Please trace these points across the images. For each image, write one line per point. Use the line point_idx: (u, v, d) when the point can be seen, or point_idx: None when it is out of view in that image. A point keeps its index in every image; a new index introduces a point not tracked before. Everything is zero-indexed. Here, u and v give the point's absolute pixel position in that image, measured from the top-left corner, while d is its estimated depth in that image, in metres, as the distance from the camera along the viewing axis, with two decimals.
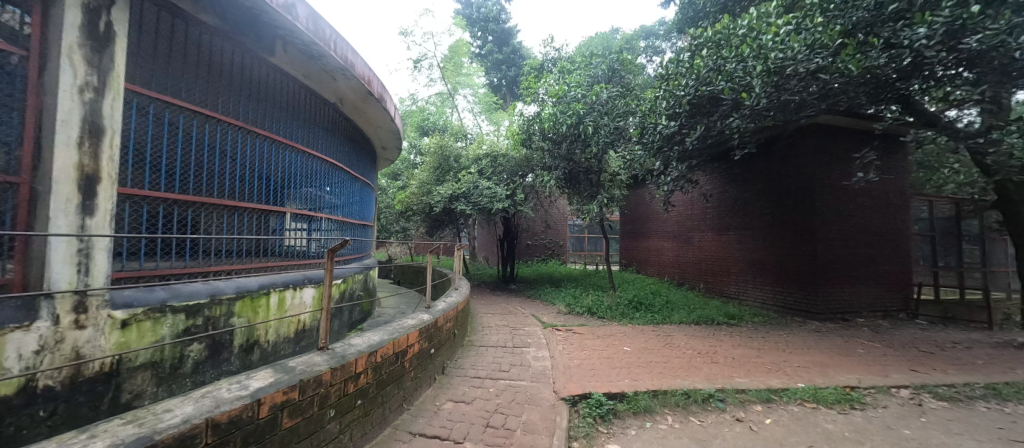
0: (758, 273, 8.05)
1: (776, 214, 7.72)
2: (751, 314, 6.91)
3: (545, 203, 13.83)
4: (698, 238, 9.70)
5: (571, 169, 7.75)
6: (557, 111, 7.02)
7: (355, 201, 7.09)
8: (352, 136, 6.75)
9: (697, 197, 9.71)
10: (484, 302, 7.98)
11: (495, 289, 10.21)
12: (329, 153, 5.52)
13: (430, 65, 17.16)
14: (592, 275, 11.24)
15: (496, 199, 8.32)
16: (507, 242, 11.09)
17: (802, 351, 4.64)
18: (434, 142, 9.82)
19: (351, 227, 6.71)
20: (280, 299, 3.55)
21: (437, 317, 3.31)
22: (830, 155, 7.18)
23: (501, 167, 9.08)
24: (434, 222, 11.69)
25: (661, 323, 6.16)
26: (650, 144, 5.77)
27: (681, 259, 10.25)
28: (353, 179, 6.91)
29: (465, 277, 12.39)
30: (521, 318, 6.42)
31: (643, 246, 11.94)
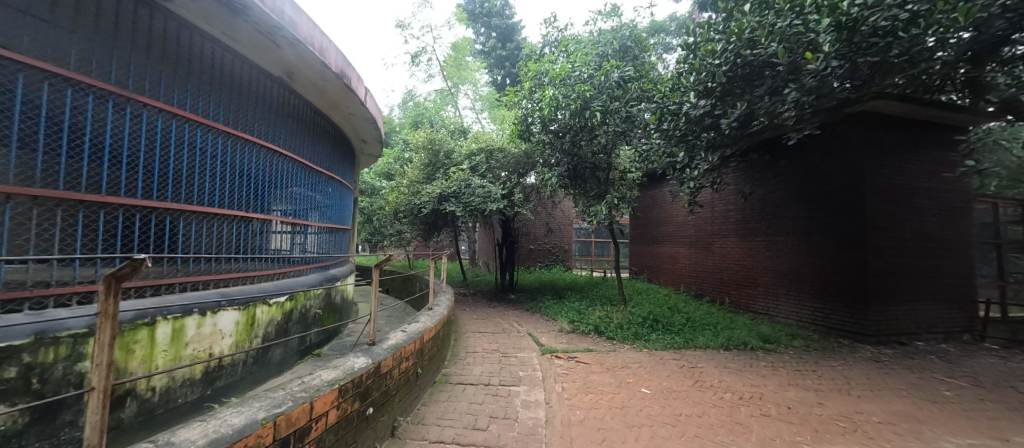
0: (793, 285, 6.97)
1: (815, 217, 6.65)
2: (788, 337, 5.84)
3: (549, 204, 12.83)
4: (719, 244, 8.65)
5: (575, 165, 6.78)
6: (558, 95, 6.04)
7: (330, 203, 6.21)
8: (324, 127, 5.82)
9: (719, 199, 8.69)
10: (475, 317, 7.00)
11: (491, 300, 9.24)
12: (290, 143, 4.64)
13: (429, 60, 16.32)
14: (599, 284, 10.19)
15: (490, 199, 7.38)
16: (506, 247, 10.11)
17: (873, 395, 3.59)
18: (426, 137, 8.94)
19: (324, 233, 5.83)
20: (174, 330, 2.63)
21: (381, 360, 2.33)
22: (882, 148, 6.08)
23: (497, 164, 8.12)
24: (427, 225, 10.79)
25: (682, 347, 5.13)
26: (672, 131, 4.79)
27: (699, 268, 9.21)
28: (328, 178, 6.04)
29: (463, 286, 11.49)
30: (515, 339, 5.44)
31: (655, 252, 10.92)
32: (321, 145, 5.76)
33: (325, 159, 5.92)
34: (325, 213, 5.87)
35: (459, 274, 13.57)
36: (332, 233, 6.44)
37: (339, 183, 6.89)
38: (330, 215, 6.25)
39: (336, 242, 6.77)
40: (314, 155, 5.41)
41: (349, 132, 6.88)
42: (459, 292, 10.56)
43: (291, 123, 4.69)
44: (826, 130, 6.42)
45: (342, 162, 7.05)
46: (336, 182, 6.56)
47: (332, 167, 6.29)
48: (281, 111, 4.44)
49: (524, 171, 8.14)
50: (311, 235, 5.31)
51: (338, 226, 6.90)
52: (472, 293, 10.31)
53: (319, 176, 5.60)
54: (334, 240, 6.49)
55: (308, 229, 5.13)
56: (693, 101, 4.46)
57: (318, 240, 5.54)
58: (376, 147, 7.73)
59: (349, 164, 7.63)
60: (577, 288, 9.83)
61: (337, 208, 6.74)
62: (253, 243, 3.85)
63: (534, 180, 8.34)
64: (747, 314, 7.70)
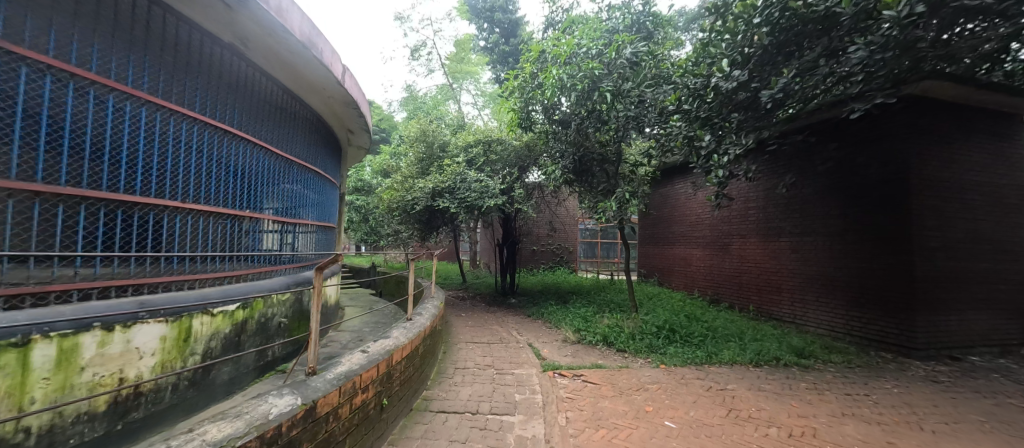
0: (825, 291, 6.27)
1: (850, 215, 5.94)
2: (823, 350, 5.15)
3: (553, 202, 12.18)
4: (739, 245, 7.97)
5: (581, 156, 6.14)
6: (563, 76, 5.40)
7: (311, 199, 5.64)
8: (300, 115, 5.23)
9: (738, 196, 8.01)
10: (471, 324, 6.35)
11: (490, 304, 8.59)
12: (259, 127, 4.07)
13: (429, 54, 15.75)
14: (607, 288, 9.50)
15: (487, 194, 6.75)
16: (507, 247, 9.48)
17: (951, 431, 2.90)
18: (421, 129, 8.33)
19: (303, 230, 5.26)
20: (59, 353, 2.00)
21: (317, 399, 1.69)
22: (930, 136, 5.37)
23: (497, 156, 7.48)
24: (424, 224, 10.20)
25: (705, 362, 4.46)
26: (698, 111, 4.16)
27: (716, 271, 8.54)
28: (308, 171, 5.47)
29: (461, 288, 10.87)
30: (513, 351, 4.79)
31: (666, 253, 10.25)
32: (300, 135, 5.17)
33: (305, 149, 5.34)
34: (303, 208, 5.29)
35: (458, 275, 12.94)
36: (313, 231, 5.87)
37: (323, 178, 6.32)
38: (311, 212, 5.69)
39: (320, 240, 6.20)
40: (290, 144, 4.84)
41: (333, 122, 6.30)
42: (457, 296, 9.93)
43: (258, 105, 4.12)
44: (864, 116, 5.72)
45: (326, 155, 6.48)
46: (318, 175, 5.97)
47: (315, 161, 5.72)
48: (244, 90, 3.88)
49: (526, 165, 7.51)
50: (286, 233, 4.75)
51: (322, 224, 6.32)
52: (471, 297, 9.68)
53: (297, 167, 5.02)
54: (316, 239, 5.93)
55: (282, 226, 4.56)
56: (722, 72, 3.84)
57: (295, 239, 4.97)
58: (365, 139, 7.15)
59: (335, 158, 7.06)
60: (583, 291, 9.16)
61: (320, 204, 6.16)
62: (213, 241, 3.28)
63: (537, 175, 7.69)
64: (771, 322, 6.99)
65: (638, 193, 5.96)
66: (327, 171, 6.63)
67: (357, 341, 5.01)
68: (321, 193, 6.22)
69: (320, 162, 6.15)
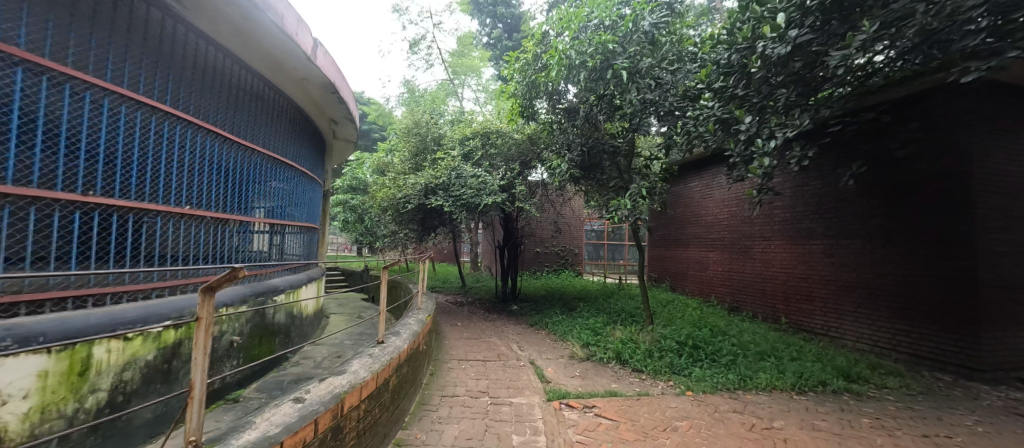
0: (865, 300, 5.56)
1: (895, 216, 5.23)
2: (873, 372, 4.43)
3: (558, 201, 11.50)
4: (761, 249, 7.27)
5: (590, 149, 5.49)
6: (570, 53, 4.70)
7: (277, 195, 5.02)
8: (265, 100, 4.68)
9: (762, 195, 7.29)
10: (466, 336, 5.69)
11: (489, 311, 7.93)
12: (194, 104, 3.48)
13: (429, 48, 15.12)
14: (616, 294, 8.80)
15: (486, 192, 6.11)
16: (508, 249, 8.83)
17: None
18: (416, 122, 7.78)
19: (264, 230, 4.64)
20: None
21: None
22: (996, 123, 4.63)
23: (497, 151, 6.83)
24: (420, 224, 9.56)
25: (738, 387, 3.79)
26: (740, 91, 3.55)
27: (735, 276, 7.84)
28: (274, 163, 4.85)
29: (460, 293, 10.26)
30: (512, 372, 4.13)
31: (679, 256, 9.56)
32: (264, 122, 4.62)
33: (268, 137, 4.74)
34: (265, 205, 4.68)
35: (458, 279, 12.29)
36: (283, 231, 5.24)
37: (299, 172, 5.70)
38: (278, 210, 5.06)
39: (292, 240, 5.57)
40: (245, 129, 4.24)
41: (311, 110, 5.72)
42: (455, 301, 9.28)
43: (196, 78, 3.54)
44: (915, 102, 5.01)
45: (303, 146, 5.87)
46: (290, 169, 5.36)
47: (283, 153, 5.11)
48: (177, 58, 3.31)
49: (528, 159, 6.86)
50: (240, 233, 4.12)
51: (296, 224, 5.69)
52: (470, 303, 9.02)
53: (257, 157, 4.42)
54: (287, 240, 5.30)
55: (231, 224, 3.96)
56: (769, 35, 3.22)
57: (254, 240, 4.36)
58: (351, 131, 6.55)
59: (316, 151, 6.45)
60: (591, 298, 8.45)
61: (293, 201, 5.53)
62: (117, 244, 2.77)
63: (541, 171, 7.04)
64: (801, 334, 6.27)
65: (655, 190, 5.29)
66: (305, 165, 6.01)
67: (334, 358, 4.37)
68: (294, 188, 5.60)
69: (294, 155, 5.54)
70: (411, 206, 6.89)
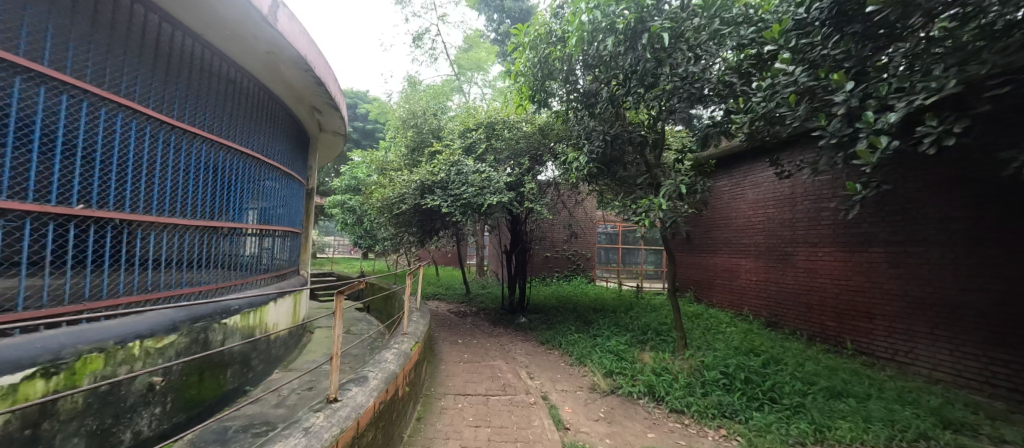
0: (946, 321, 4.60)
1: (988, 220, 4.27)
2: (975, 415, 3.50)
3: (570, 203, 10.66)
4: (807, 257, 6.36)
5: (613, 140, 4.69)
6: (590, 19, 3.92)
7: (252, 197, 4.32)
8: (235, 87, 3.99)
9: (808, 195, 6.37)
10: (466, 359, 4.88)
11: (495, 324, 7.13)
12: (134, 86, 2.84)
13: (433, 41, 14.39)
14: (636, 306, 7.91)
15: (491, 190, 5.32)
16: (516, 254, 8.02)
17: None
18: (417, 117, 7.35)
19: (233, 237, 3.96)
20: None
21: None
22: None
23: (505, 144, 6.03)
24: (420, 227, 8.80)
25: (814, 441, 2.91)
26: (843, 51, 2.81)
27: (774, 287, 6.92)
28: (247, 160, 4.14)
29: (465, 302, 9.50)
30: (520, 413, 3.31)
31: (705, 264, 8.66)
32: (233, 113, 3.93)
33: (238, 130, 4.03)
34: (236, 208, 3.98)
35: (462, 285, 11.50)
36: (258, 238, 4.51)
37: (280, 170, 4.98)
38: (253, 214, 4.35)
39: (272, 248, 4.85)
40: (207, 121, 3.55)
41: (289, 99, 4.96)
42: (457, 312, 8.47)
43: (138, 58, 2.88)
44: None
45: (284, 142, 5.15)
46: (268, 167, 4.64)
47: (257, 149, 4.41)
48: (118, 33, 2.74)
49: (540, 154, 6.06)
50: (197, 241, 3.43)
51: (278, 229, 4.97)
52: (473, 314, 8.20)
53: (224, 151, 3.74)
54: (264, 247, 4.57)
55: (189, 232, 3.31)
56: None
57: (216, 248, 3.64)
58: (341, 125, 5.80)
59: (299, 147, 5.71)
60: (609, 310, 7.57)
61: (272, 203, 4.81)
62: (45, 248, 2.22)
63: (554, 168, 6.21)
64: (860, 358, 5.33)
65: (691, 189, 4.47)
66: (287, 163, 5.28)
67: (304, 392, 3.58)
68: (275, 189, 4.88)
69: (273, 151, 4.82)
70: (407, 207, 6.12)
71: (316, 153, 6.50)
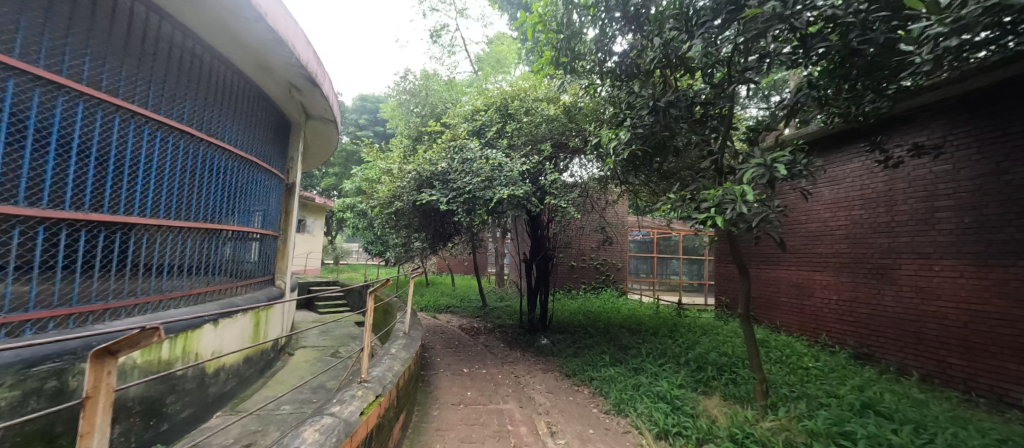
0: None
1: None
2: None
3: (601, 206, 9.46)
4: (911, 273, 4.92)
5: (665, 110, 3.58)
6: None
7: (204, 188, 3.41)
8: (185, 56, 3.19)
9: (913, 192, 4.95)
10: (467, 398, 3.77)
11: (512, 347, 6.00)
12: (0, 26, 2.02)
13: (454, 38, 13.57)
14: (681, 328, 6.57)
15: (505, 182, 4.27)
16: (537, 263, 6.90)
17: None
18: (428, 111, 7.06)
19: (172, 237, 3.05)
20: None
21: None
22: None
23: (523, 129, 4.99)
24: (429, 232, 7.84)
25: None
26: None
27: (865, 311, 5.44)
28: (194, 143, 3.23)
29: (481, 316, 8.44)
30: None
31: (765, 278, 7.23)
32: (181, 89, 3.14)
33: (182, 106, 3.13)
34: (174, 201, 3.07)
35: (478, 297, 10.46)
36: (217, 241, 3.61)
37: (249, 162, 4.08)
38: (206, 210, 3.44)
39: (238, 253, 3.95)
40: (120, 84, 2.63)
41: (258, 77, 4.06)
42: (470, 329, 7.41)
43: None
44: None
45: (254, 128, 4.23)
46: (230, 156, 3.74)
47: (214, 134, 3.50)
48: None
49: (567, 142, 4.96)
50: (102, 243, 2.51)
51: (245, 230, 4.06)
52: (487, 332, 7.10)
53: (151, 124, 2.83)
54: (219, 250, 3.67)
55: (83, 229, 2.39)
56: None
57: (149, 252, 2.85)
58: (328, 112, 4.87)
59: (278, 138, 4.79)
60: (648, 332, 6.28)
61: (238, 200, 3.93)
62: None
63: (582, 158, 5.09)
64: (1013, 413, 3.80)
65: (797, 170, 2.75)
66: (261, 156, 4.41)
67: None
68: (242, 184, 4.01)
69: (237, 138, 3.90)
70: (404, 204, 5.15)
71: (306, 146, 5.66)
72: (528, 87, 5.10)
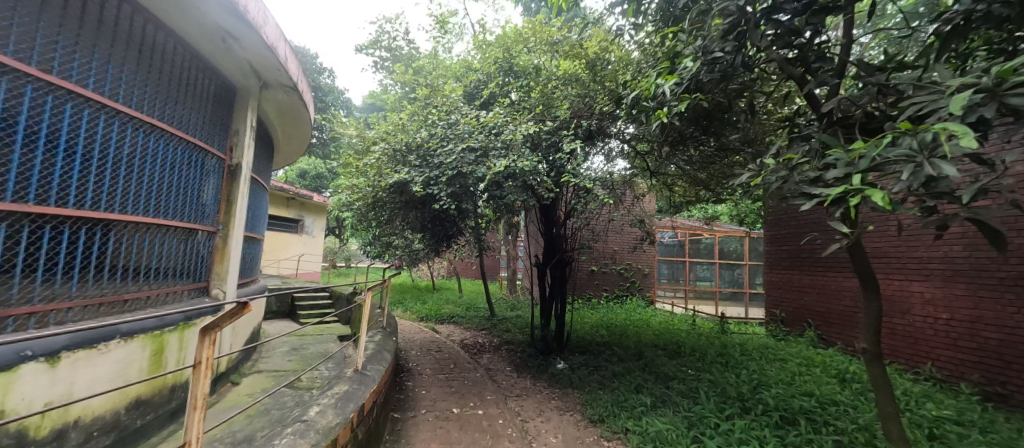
0: None
1: None
2: None
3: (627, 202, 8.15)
4: None
5: (755, 30, 2.30)
6: None
7: (140, 160, 2.46)
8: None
9: None
10: None
11: (520, 372, 4.84)
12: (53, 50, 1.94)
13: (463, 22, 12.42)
14: (732, 350, 5.28)
15: (508, 158, 3.18)
16: (551, 268, 5.72)
17: None
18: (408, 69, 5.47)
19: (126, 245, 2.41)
20: None
21: None
22: None
23: (534, 93, 3.90)
24: (425, 231, 6.76)
25: None
26: None
27: (995, 335, 4.04)
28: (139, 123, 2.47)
29: (487, 329, 7.29)
30: None
31: (835, 288, 5.85)
32: (113, 57, 2.29)
33: (114, 73, 2.29)
34: (98, 182, 2.16)
35: (486, 305, 9.32)
36: (140, 240, 2.51)
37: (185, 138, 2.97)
38: (143, 196, 2.50)
39: (169, 257, 2.86)
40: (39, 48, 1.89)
41: (188, 30, 2.87)
42: (472, 344, 6.29)
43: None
44: None
45: (188, 92, 3.10)
46: (163, 134, 2.68)
47: (133, 101, 2.41)
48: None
49: (591, 108, 3.79)
50: None
51: (179, 228, 2.95)
52: (491, 350, 5.94)
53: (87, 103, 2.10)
54: (156, 259, 2.67)
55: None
56: None
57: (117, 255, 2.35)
58: (285, 74, 3.67)
59: (224, 109, 3.63)
60: (693, 358, 4.99)
61: (182, 187, 2.96)
62: None
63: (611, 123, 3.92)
64: None
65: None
66: (203, 132, 3.30)
67: None
68: (187, 169, 3.01)
69: (167, 103, 2.79)
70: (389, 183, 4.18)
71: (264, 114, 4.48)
72: (538, 26, 3.91)
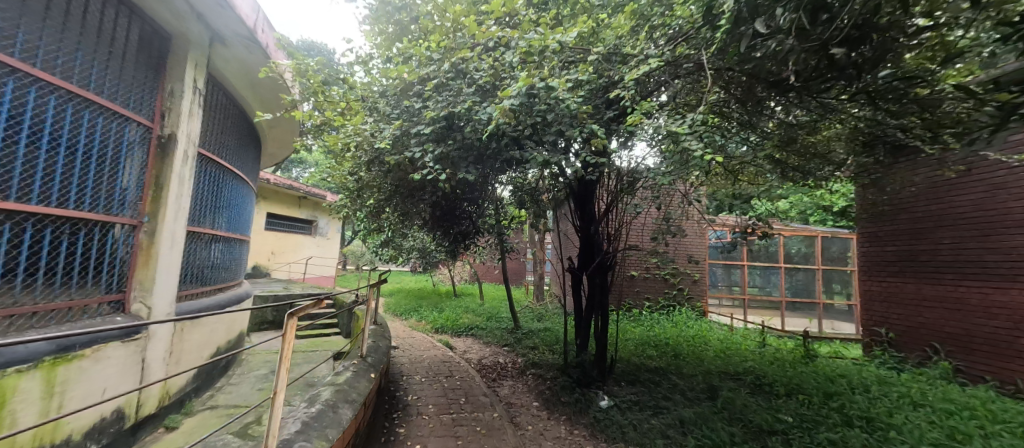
0: None
1: None
2: None
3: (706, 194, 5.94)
4: None
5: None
6: None
7: (148, 168, 2.65)
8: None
9: None
10: None
11: (553, 413, 3.67)
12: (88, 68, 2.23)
13: None
14: (839, 386, 3.89)
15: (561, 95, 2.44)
16: (588, 274, 4.58)
17: None
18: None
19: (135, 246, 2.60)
20: None
21: None
22: None
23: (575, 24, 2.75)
24: (436, 231, 5.75)
25: None
26: None
27: None
28: (151, 135, 2.66)
29: (510, 346, 6.16)
30: None
31: (978, 304, 4.32)
32: (96, 51, 2.26)
33: (125, 86, 2.47)
34: (116, 187, 2.42)
35: (509, 315, 8.18)
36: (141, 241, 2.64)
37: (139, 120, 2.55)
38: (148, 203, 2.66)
39: (67, 258, 2.13)
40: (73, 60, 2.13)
41: None
42: (492, 367, 5.17)
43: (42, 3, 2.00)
44: None
45: (79, 27, 2.19)
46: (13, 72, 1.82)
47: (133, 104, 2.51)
48: None
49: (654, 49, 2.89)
50: None
51: (59, 217, 2.05)
52: (514, 375, 4.80)
53: (96, 108, 2.26)
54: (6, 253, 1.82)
55: None
56: None
57: (115, 256, 2.46)
58: (228, 11, 2.59)
59: (148, 60, 2.64)
60: (788, 399, 3.67)
61: (69, 161, 2.12)
62: None
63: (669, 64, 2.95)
64: None
65: None
66: (104, 82, 2.33)
67: None
68: (76, 136, 2.15)
69: (133, 89, 2.52)
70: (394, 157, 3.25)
71: (226, 69, 3.51)
72: None
